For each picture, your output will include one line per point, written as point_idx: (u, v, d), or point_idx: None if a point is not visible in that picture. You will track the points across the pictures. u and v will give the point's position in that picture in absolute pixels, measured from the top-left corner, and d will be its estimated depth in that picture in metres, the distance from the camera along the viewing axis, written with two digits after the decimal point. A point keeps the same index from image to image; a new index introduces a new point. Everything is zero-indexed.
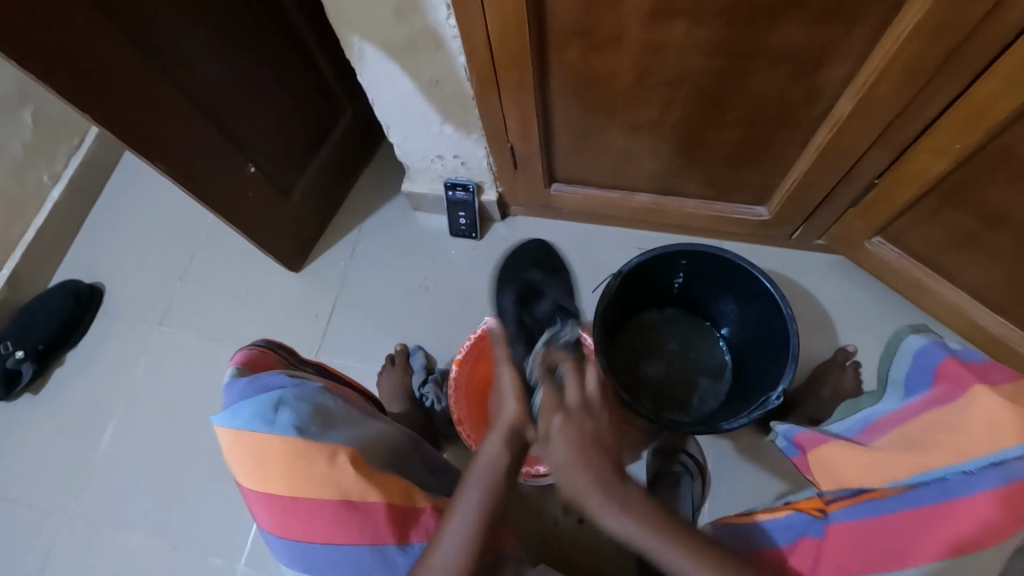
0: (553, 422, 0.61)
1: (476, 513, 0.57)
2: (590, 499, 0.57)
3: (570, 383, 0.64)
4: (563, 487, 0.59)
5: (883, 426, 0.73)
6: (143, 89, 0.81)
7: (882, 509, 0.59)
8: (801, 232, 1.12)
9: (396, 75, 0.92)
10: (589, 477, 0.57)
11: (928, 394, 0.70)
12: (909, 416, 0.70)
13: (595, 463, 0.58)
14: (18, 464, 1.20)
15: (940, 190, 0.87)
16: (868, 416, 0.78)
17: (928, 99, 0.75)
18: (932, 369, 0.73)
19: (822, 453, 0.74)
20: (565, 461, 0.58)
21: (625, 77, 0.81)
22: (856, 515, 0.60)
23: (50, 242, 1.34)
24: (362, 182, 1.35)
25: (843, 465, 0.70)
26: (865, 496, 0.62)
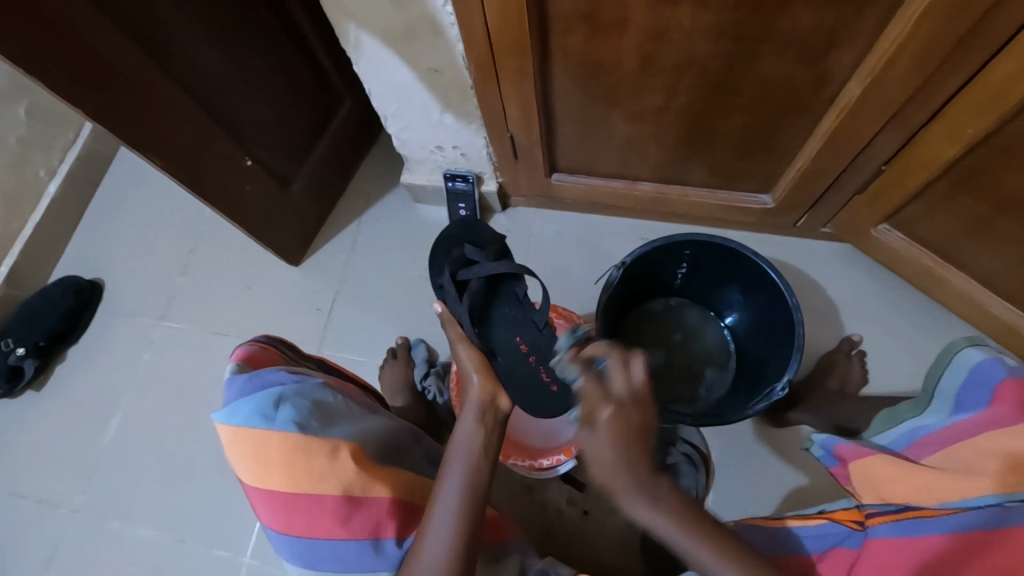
0: (600, 413, 0.61)
1: (459, 492, 0.61)
2: (625, 495, 0.59)
3: (615, 372, 0.64)
4: (597, 477, 0.61)
5: (933, 443, 0.76)
6: (138, 82, 0.79)
7: (926, 529, 0.64)
8: (807, 220, 1.11)
9: (394, 64, 0.91)
10: (626, 475, 0.59)
11: (983, 413, 0.73)
12: (964, 437, 0.73)
13: (634, 460, 0.59)
14: (22, 459, 1.21)
15: (953, 175, 0.85)
16: (913, 428, 0.81)
17: (943, 80, 0.73)
18: (989, 387, 0.75)
19: (862, 465, 0.76)
20: (606, 455, 0.59)
21: (629, 64, 0.80)
22: (897, 531, 0.65)
23: (48, 237, 1.33)
24: (362, 174, 1.34)
25: (889, 480, 0.72)
26: (909, 513, 0.66)
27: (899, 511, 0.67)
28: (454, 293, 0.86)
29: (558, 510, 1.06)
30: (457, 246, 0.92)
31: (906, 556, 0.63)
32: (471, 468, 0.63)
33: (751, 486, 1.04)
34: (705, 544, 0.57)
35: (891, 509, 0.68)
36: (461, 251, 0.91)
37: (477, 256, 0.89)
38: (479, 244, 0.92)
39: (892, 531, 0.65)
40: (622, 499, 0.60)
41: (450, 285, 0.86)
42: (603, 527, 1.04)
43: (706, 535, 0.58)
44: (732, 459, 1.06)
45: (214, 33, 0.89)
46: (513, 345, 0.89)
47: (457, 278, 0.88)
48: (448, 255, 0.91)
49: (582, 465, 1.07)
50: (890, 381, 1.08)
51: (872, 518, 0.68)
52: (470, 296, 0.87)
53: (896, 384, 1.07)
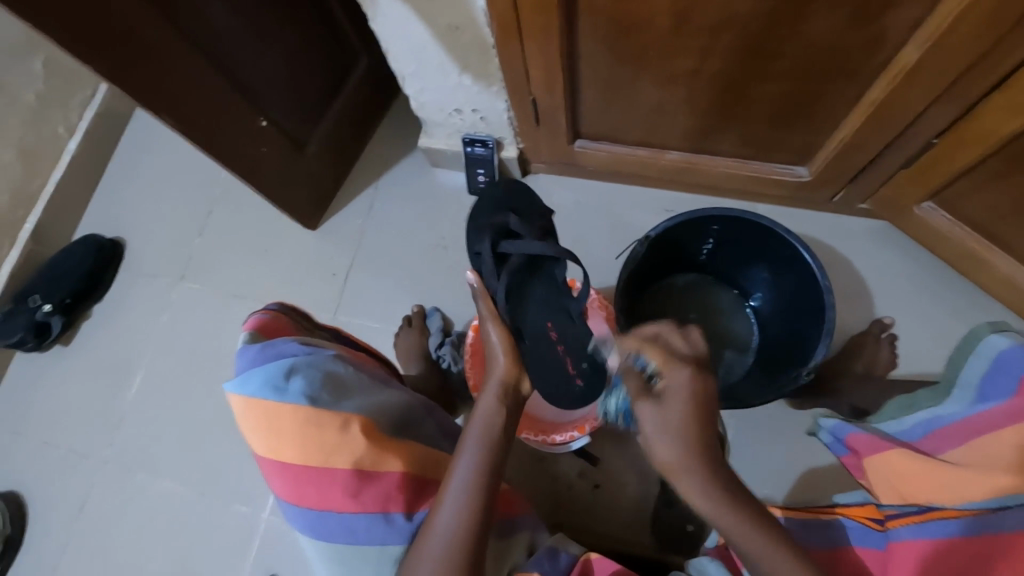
0: (675, 380, 0.63)
1: (473, 468, 0.60)
2: (690, 465, 0.59)
3: (680, 343, 0.66)
4: (663, 448, 0.61)
5: (954, 435, 0.72)
6: (144, 34, 0.76)
7: (953, 530, 0.60)
8: (844, 194, 1.04)
9: (410, 21, 0.86)
10: (697, 441, 0.60)
11: (1006, 405, 0.69)
12: (986, 430, 0.68)
13: (706, 424, 0.61)
14: (53, 411, 1.25)
15: (1008, 151, 0.79)
16: (932, 419, 0.76)
17: (1010, 48, 0.66)
18: (1018, 377, 0.70)
19: (880, 458, 0.72)
20: (682, 417, 0.61)
21: (662, 21, 0.73)
22: (923, 533, 0.61)
23: (70, 196, 1.33)
24: (379, 136, 1.30)
25: (908, 478, 0.68)
26: (934, 514, 0.62)
27: (920, 512, 0.64)
28: (491, 265, 0.84)
29: (569, 482, 1.06)
30: (503, 211, 0.90)
31: (931, 559, 0.60)
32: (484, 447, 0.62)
33: (767, 468, 1.02)
34: (753, 533, 0.56)
35: (914, 509, 0.65)
36: (504, 220, 0.88)
37: (520, 229, 0.86)
38: (524, 216, 0.90)
39: (912, 533, 0.62)
40: (682, 477, 0.59)
41: (489, 256, 0.84)
42: (614, 500, 1.04)
43: (752, 524, 0.56)
44: (750, 439, 1.04)
45: None
46: (540, 326, 0.87)
47: (497, 250, 0.86)
48: (491, 222, 0.89)
49: (595, 439, 1.06)
50: (920, 366, 1.03)
51: (893, 519, 0.65)
52: (508, 271, 0.84)
53: (927, 371, 1.03)
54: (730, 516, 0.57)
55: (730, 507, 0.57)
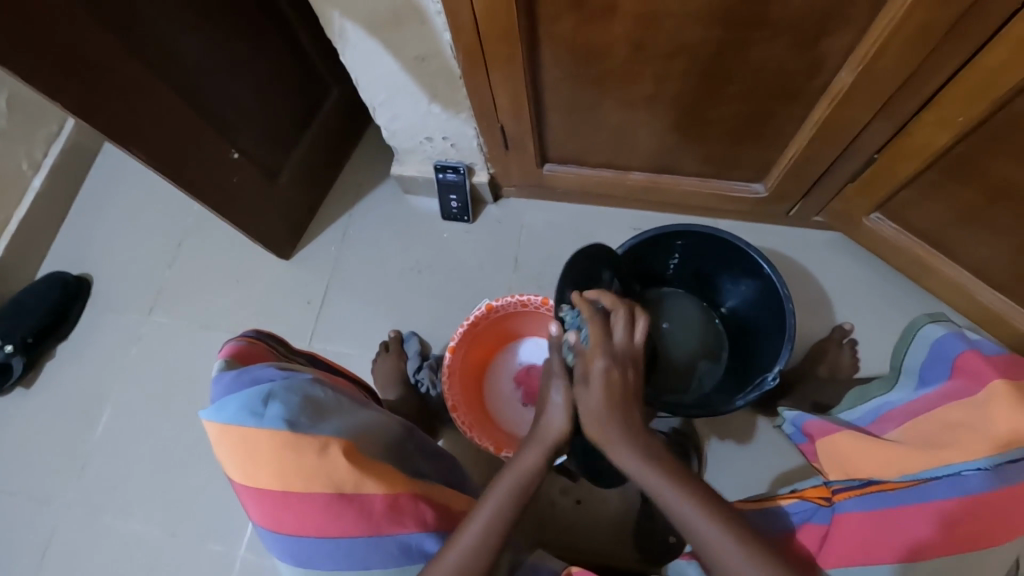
0: (595, 367, 0.67)
1: (491, 519, 0.61)
2: (618, 444, 0.65)
3: (619, 327, 0.70)
4: (591, 427, 0.67)
5: (895, 418, 0.72)
6: (116, 70, 0.77)
7: (894, 501, 0.60)
8: (800, 209, 1.10)
9: (380, 54, 0.89)
10: (622, 422, 0.66)
11: (942, 386, 0.69)
12: (923, 411, 0.69)
13: (623, 415, 0.66)
14: (12, 456, 1.20)
15: (942, 164, 0.85)
16: (880, 405, 0.77)
17: (931, 71, 0.73)
18: (951, 361, 0.71)
19: (830, 441, 0.71)
20: (599, 402, 0.66)
21: (619, 49, 0.78)
22: (867, 505, 0.61)
23: (34, 233, 1.31)
24: (351, 164, 1.32)
25: (857, 457, 0.67)
26: (876, 487, 0.62)
27: (864, 485, 0.63)
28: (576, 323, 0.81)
29: (551, 501, 1.06)
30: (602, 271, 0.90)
31: (873, 530, 0.59)
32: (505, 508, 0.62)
33: (742, 475, 1.05)
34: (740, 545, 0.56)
35: (856, 482, 0.64)
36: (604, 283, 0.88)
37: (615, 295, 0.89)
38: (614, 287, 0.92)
39: (860, 505, 0.61)
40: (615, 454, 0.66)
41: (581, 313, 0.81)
42: (597, 515, 1.05)
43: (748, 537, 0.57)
44: (724, 447, 1.07)
45: (196, 18, 0.87)
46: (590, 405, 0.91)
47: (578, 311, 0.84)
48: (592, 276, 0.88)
49: None
50: (879, 369, 1.08)
51: (839, 492, 0.63)
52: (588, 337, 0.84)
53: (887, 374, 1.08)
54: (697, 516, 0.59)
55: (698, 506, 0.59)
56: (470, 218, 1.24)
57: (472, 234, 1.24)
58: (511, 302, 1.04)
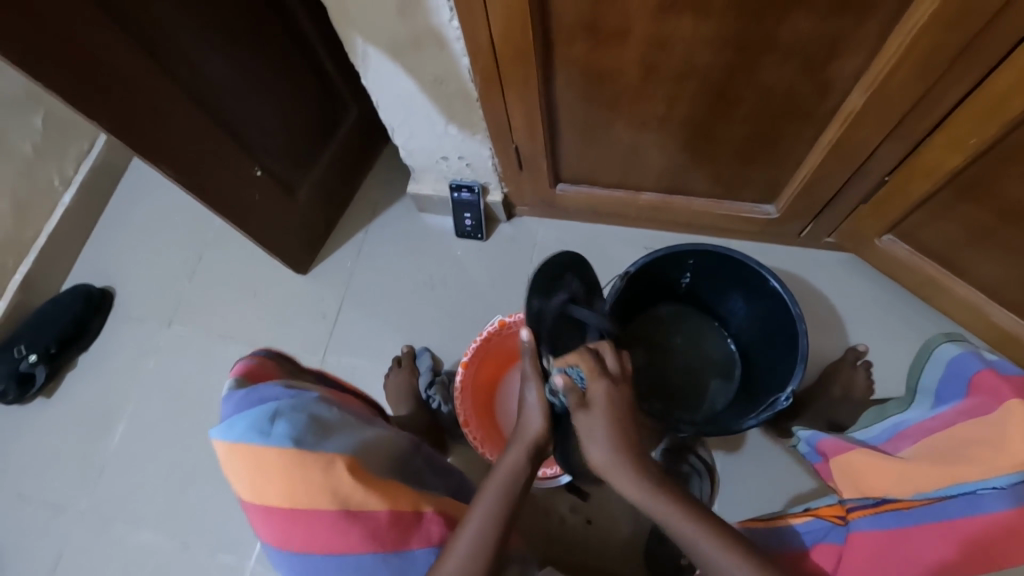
0: (597, 389, 0.67)
1: (486, 518, 0.62)
2: (619, 465, 0.66)
3: (608, 356, 0.70)
4: (595, 451, 0.67)
5: (911, 435, 0.71)
6: (148, 90, 0.81)
7: (905, 520, 0.60)
8: (811, 229, 1.11)
9: (400, 76, 0.92)
10: (622, 443, 0.66)
11: (959, 404, 0.68)
12: (939, 429, 0.67)
13: (623, 433, 0.66)
14: (30, 463, 1.22)
15: (954, 185, 0.86)
16: (897, 423, 0.76)
17: (942, 92, 0.74)
18: (967, 379, 0.70)
19: (844, 459, 0.70)
20: (603, 423, 0.66)
21: (631, 72, 0.80)
22: (878, 524, 0.62)
23: (61, 246, 1.35)
24: (368, 183, 1.36)
25: (868, 475, 0.66)
26: (889, 505, 0.62)
27: (877, 504, 0.63)
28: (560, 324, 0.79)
29: (561, 518, 1.05)
30: (568, 274, 0.85)
31: (884, 548, 0.60)
32: (498, 514, 0.62)
33: (754, 494, 1.04)
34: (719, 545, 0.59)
35: (870, 501, 0.65)
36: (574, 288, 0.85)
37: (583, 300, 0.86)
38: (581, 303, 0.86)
39: (871, 524, 0.62)
40: (618, 475, 0.66)
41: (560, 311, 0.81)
42: (607, 535, 1.04)
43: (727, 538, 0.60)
44: (736, 467, 1.06)
45: (227, 42, 0.92)
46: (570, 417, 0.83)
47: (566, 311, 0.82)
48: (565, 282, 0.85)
49: None
50: (894, 391, 1.07)
51: (853, 512, 0.65)
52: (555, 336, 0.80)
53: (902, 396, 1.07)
54: (707, 540, 0.60)
55: (707, 529, 0.61)
56: (483, 236, 1.26)
57: (485, 251, 1.26)
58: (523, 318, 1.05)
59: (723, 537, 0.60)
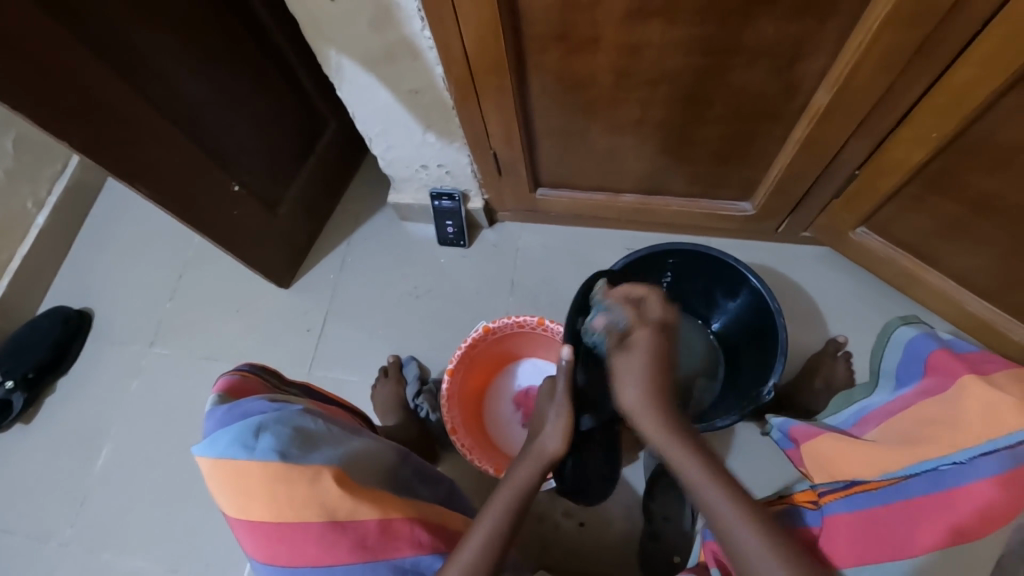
0: (640, 335, 0.73)
1: (485, 532, 0.61)
2: (647, 410, 0.68)
3: (653, 304, 0.75)
4: (626, 394, 0.70)
5: (875, 417, 0.73)
6: (122, 111, 0.80)
7: (875, 501, 0.61)
8: (787, 225, 1.13)
9: (375, 87, 0.92)
10: (654, 390, 0.69)
11: (918, 385, 0.71)
12: (901, 409, 0.70)
13: (660, 377, 0.70)
14: (10, 492, 1.19)
15: (921, 177, 0.88)
16: (863, 407, 0.78)
17: (905, 88, 0.76)
18: (924, 360, 0.74)
19: (813, 444, 0.72)
20: (639, 364, 0.71)
21: (604, 78, 0.82)
22: (850, 506, 0.63)
23: (36, 269, 1.33)
24: (349, 195, 1.35)
25: (836, 456, 0.68)
26: (858, 488, 0.64)
27: (848, 486, 0.64)
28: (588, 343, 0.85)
29: (554, 522, 1.06)
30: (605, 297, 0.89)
31: (858, 530, 0.61)
32: (500, 527, 0.62)
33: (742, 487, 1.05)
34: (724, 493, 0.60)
35: (840, 484, 0.65)
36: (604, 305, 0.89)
37: None
38: None
39: (844, 507, 0.63)
40: (641, 421, 0.69)
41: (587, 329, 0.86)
42: (600, 537, 1.04)
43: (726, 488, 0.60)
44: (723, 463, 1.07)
45: (201, 59, 0.91)
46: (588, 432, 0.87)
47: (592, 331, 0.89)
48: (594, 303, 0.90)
49: None
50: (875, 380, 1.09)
51: (825, 496, 0.66)
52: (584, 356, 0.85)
53: None
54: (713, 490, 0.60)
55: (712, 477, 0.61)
56: (466, 243, 1.26)
57: (468, 258, 1.26)
58: (508, 323, 1.06)
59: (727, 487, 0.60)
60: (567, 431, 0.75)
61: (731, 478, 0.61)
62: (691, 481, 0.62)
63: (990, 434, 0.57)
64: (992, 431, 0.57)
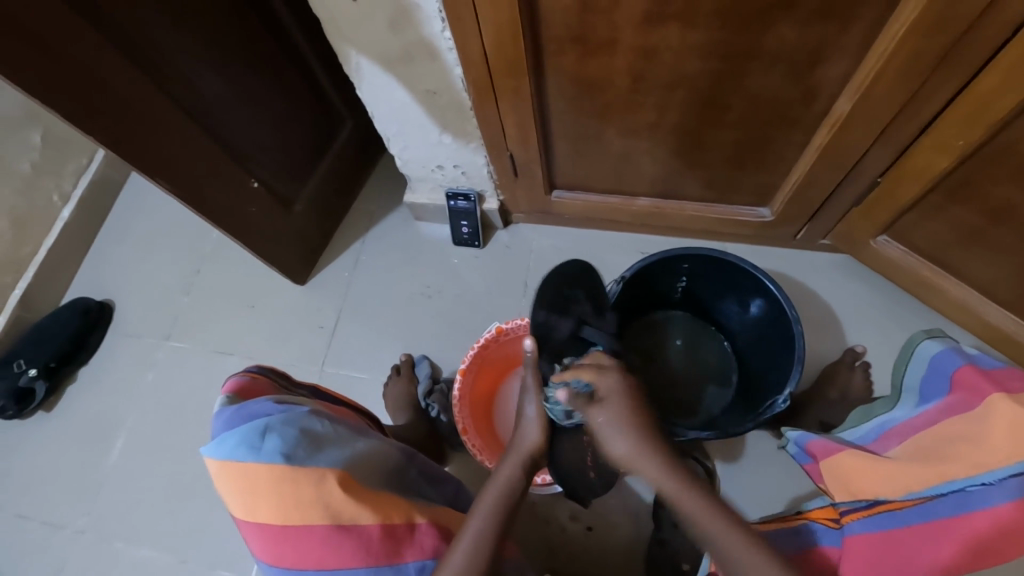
0: (608, 381, 0.74)
1: (485, 518, 0.63)
2: (645, 455, 0.69)
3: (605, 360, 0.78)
4: (620, 445, 0.70)
5: (897, 435, 0.72)
6: (145, 107, 0.82)
7: (899, 522, 0.59)
8: (806, 232, 1.11)
9: (393, 87, 0.93)
10: (644, 434, 0.70)
11: (942, 402, 0.69)
12: (923, 427, 0.68)
13: (643, 420, 0.72)
14: (29, 478, 1.22)
15: (944, 187, 0.86)
16: (883, 423, 0.77)
17: (930, 95, 0.75)
18: (948, 376, 0.72)
19: (833, 461, 0.71)
20: (624, 412, 0.72)
21: (621, 80, 0.81)
22: (872, 527, 0.60)
23: (60, 261, 1.36)
24: (365, 194, 1.36)
25: (856, 473, 0.67)
26: (881, 507, 0.61)
27: (870, 506, 0.62)
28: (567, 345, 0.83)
29: (561, 526, 1.05)
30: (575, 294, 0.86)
31: (881, 554, 0.58)
32: (497, 510, 0.65)
33: (753, 496, 1.04)
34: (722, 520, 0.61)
35: (862, 504, 0.63)
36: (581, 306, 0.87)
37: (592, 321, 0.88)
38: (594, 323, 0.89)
39: (865, 527, 0.60)
40: (641, 467, 0.69)
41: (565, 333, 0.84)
42: (608, 543, 1.03)
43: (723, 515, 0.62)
44: (736, 472, 1.05)
45: (222, 58, 0.93)
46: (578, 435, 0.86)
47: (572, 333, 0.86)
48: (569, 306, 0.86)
49: None
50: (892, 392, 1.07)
51: (847, 515, 0.63)
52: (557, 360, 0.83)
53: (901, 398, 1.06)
54: (712, 519, 0.62)
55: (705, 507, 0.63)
56: (480, 244, 1.26)
57: (482, 259, 1.27)
58: (520, 324, 1.05)
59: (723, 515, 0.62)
60: (543, 419, 0.77)
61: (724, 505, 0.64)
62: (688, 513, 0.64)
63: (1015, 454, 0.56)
64: (1016, 450, 0.56)
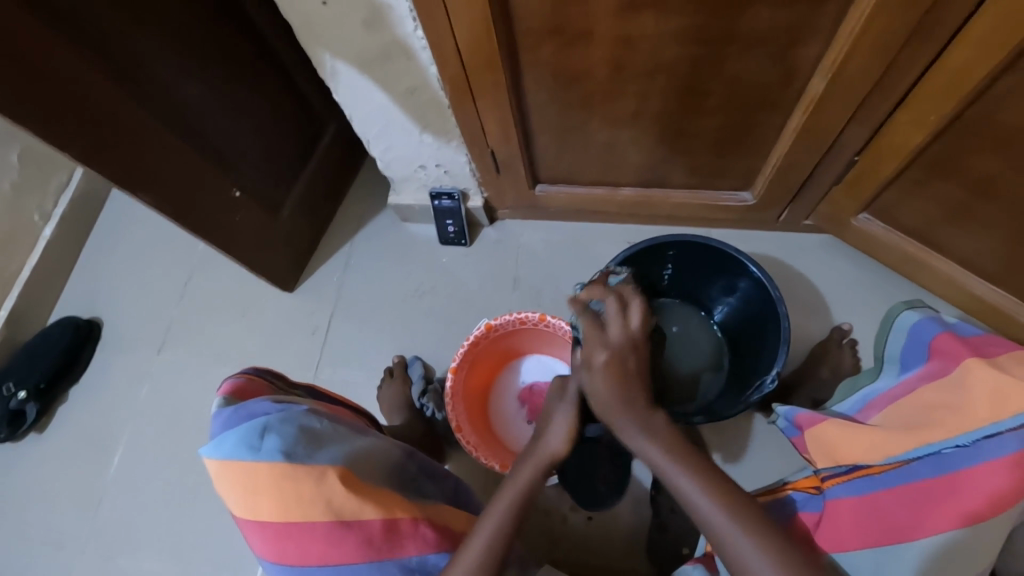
0: (595, 356, 0.71)
1: (494, 528, 0.62)
2: (621, 422, 0.68)
3: (612, 319, 0.75)
4: (596, 407, 0.71)
5: (880, 403, 0.72)
6: (122, 121, 0.81)
7: (878, 485, 0.62)
8: (789, 213, 1.12)
9: (371, 89, 0.93)
10: (622, 398, 0.69)
11: (922, 369, 0.70)
12: (903, 394, 0.69)
13: (625, 391, 0.69)
14: (25, 501, 1.21)
15: (922, 161, 0.87)
16: (867, 393, 0.77)
17: (902, 70, 0.75)
18: (927, 344, 0.74)
19: (818, 432, 0.70)
20: (599, 382, 0.70)
21: (599, 71, 0.81)
22: (853, 490, 0.63)
23: (45, 281, 1.34)
24: (350, 198, 1.36)
25: (841, 443, 0.66)
26: (861, 471, 0.64)
27: (850, 470, 0.65)
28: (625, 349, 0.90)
29: (562, 518, 1.06)
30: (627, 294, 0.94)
31: (859, 513, 0.62)
32: (507, 522, 0.63)
33: (749, 475, 1.05)
34: (742, 527, 0.58)
35: (843, 468, 0.66)
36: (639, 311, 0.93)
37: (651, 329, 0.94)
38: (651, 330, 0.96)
39: (845, 491, 0.64)
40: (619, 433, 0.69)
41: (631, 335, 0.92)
42: (609, 531, 1.04)
43: (744, 520, 0.58)
44: (731, 455, 1.07)
45: (197, 67, 0.92)
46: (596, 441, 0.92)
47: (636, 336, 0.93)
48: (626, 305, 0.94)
49: None
50: None
51: (828, 480, 0.66)
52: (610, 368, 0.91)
53: None
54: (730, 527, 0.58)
55: (728, 511, 0.59)
56: (467, 242, 1.26)
57: (470, 257, 1.27)
58: (510, 320, 1.06)
59: (745, 520, 0.58)
60: (573, 428, 0.73)
61: (746, 506, 0.60)
62: (704, 514, 0.60)
63: (993, 417, 0.56)
64: (993, 413, 0.57)
